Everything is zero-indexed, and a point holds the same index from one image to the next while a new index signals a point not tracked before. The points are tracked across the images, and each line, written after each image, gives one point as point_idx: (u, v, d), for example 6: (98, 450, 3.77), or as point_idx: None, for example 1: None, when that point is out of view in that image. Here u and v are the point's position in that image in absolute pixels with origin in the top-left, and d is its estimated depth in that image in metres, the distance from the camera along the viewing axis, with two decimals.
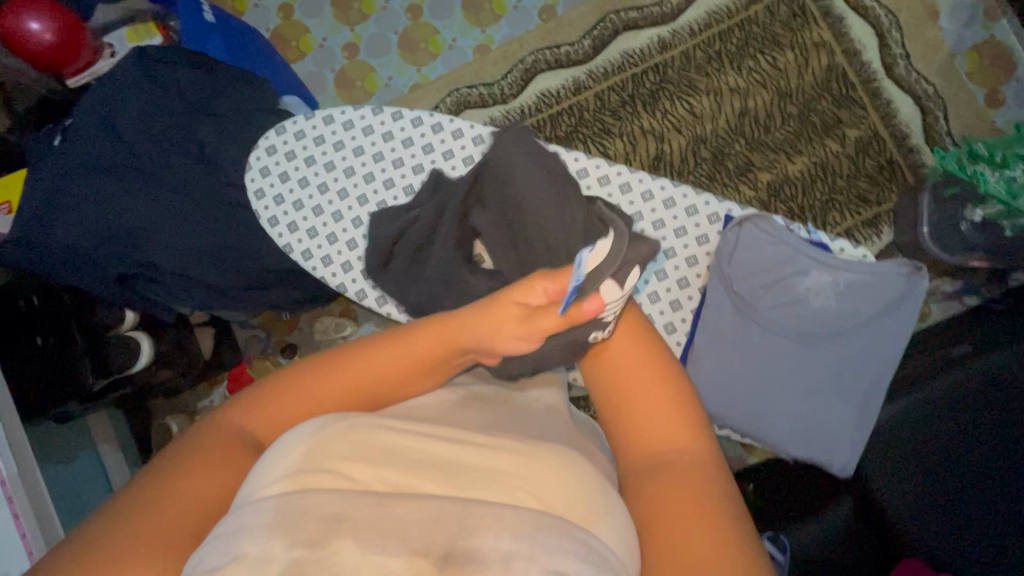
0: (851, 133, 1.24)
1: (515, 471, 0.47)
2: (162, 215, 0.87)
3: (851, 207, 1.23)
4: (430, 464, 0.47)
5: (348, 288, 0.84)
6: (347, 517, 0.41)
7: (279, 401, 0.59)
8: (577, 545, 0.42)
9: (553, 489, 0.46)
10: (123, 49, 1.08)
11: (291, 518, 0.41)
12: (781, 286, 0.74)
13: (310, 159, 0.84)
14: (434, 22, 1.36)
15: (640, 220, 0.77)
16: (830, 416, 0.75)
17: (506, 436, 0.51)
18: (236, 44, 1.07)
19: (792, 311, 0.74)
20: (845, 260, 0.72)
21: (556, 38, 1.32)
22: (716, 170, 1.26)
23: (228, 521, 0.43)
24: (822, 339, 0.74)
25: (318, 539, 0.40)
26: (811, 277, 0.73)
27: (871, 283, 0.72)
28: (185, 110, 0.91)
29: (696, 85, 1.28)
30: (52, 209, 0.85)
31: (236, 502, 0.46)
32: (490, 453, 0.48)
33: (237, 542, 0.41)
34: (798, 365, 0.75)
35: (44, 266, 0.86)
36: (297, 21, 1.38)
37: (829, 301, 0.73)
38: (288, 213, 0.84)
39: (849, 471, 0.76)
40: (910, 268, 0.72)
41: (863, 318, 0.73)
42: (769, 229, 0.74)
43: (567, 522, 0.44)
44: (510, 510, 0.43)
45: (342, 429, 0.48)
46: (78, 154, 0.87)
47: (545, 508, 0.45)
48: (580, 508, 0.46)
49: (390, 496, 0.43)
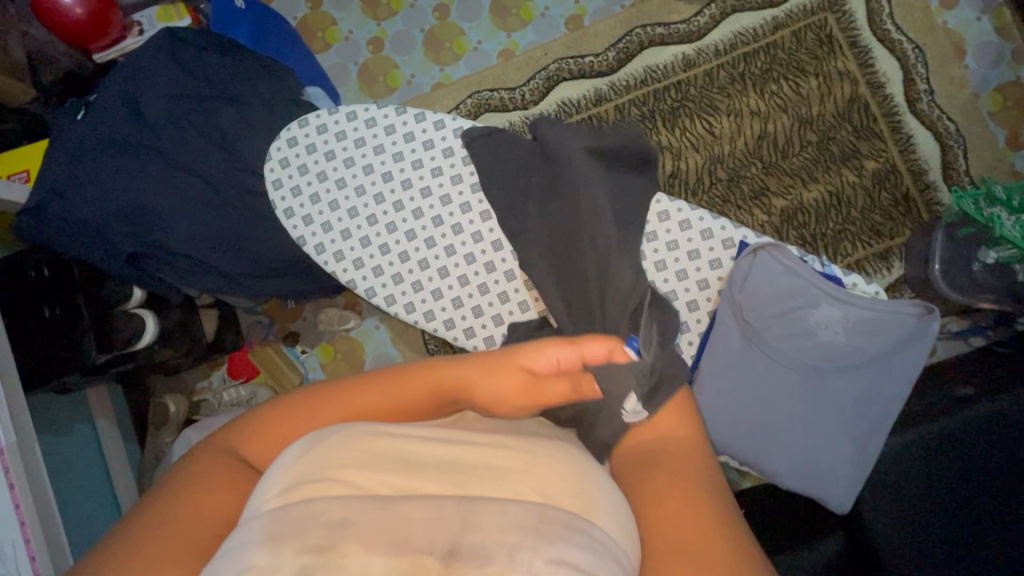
0: (868, 165, 1.23)
1: (514, 471, 0.51)
2: (181, 199, 0.88)
3: (864, 239, 1.22)
4: (437, 468, 0.51)
5: (358, 284, 0.84)
6: (353, 523, 0.45)
7: (271, 423, 0.62)
8: (585, 538, 0.45)
9: (551, 485, 0.50)
10: (151, 28, 1.08)
11: (301, 524, 0.45)
12: (791, 318, 0.74)
13: (331, 153, 0.84)
14: (460, 24, 1.36)
15: (654, 240, 0.77)
16: (832, 451, 0.75)
17: (514, 436, 0.56)
18: (264, 32, 1.08)
19: (800, 343, 0.74)
20: (857, 296, 0.72)
21: (581, 48, 1.33)
22: (731, 192, 1.25)
23: (242, 531, 0.46)
24: (828, 373, 0.74)
25: (326, 544, 0.43)
26: (821, 311, 0.73)
27: (882, 321, 0.72)
28: (209, 94, 0.91)
29: (718, 106, 1.28)
30: (72, 183, 0.86)
31: (243, 515, 0.49)
32: (490, 455, 0.53)
33: (246, 553, 0.44)
34: (802, 397, 0.75)
35: (60, 239, 0.87)
36: (325, 13, 1.39)
37: (838, 336, 0.73)
38: (305, 206, 0.84)
39: (845, 508, 0.75)
40: (922, 309, 0.71)
41: (871, 355, 0.73)
42: (784, 258, 0.74)
43: (569, 514, 0.47)
44: (512, 509, 0.47)
45: (342, 441, 0.52)
46: (101, 131, 0.87)
47: (547, 501, 0.49)
48: (569, 499, 0.49)
49: (395, 499, 0.48)
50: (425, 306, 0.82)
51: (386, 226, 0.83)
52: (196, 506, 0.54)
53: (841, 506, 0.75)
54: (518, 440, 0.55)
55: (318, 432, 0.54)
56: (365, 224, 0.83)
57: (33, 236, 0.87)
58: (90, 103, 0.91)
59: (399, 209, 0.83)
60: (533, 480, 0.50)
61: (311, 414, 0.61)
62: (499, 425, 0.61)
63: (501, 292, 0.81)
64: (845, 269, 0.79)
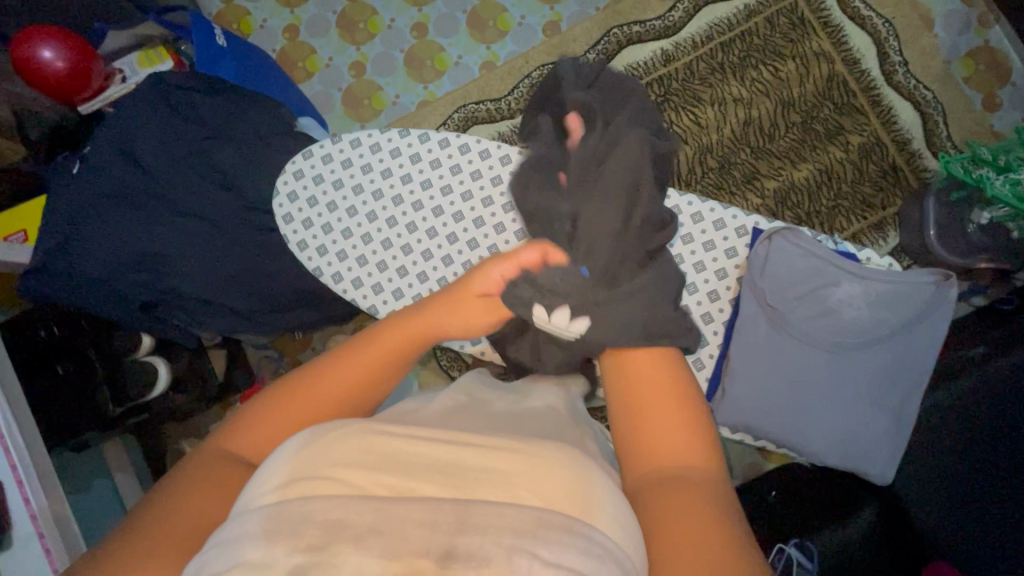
0: (854, 139, 1.26)
1: (515, 468, 0.45)
2: (183, 239, 0.88)
3: (857, 212, 1.24)
4: (424, 466, 0.45)
5: (378, 310, 0.83)
6: (349, 523, 0.39)
7: (271, 415, 0.55)
8: (584, 542, 0.40)
9: (555, 487, 0.44)
10: (134, 75, 1.08)
11: (293, 524, 0.39)
12: (813, 298, 0.75)
13: (338, 182, 0.84)
14: (439, 40, 1.37)
15: (670, 235, 0.79)
16: (869, 423, 0.76)
17: (512, 439, 0.49)
18: (248, 68, 1.07)
19: (824, 322, 0.75)
20: (876, 271, 0.74)
21: (561, 52, 1.34)
22: (724, 179, 1.27)
23: (226, 532, 0.41)
24: (854, 348, 0.75)
25: (319, 544, 0.38)
26: (843, 288, 0.74)
27: (901, 292, 0.74)
28: (202, 134, 0.91)
29: (701, 96, 1.30)
30: (75, 238, 0.86)
31: (235, 508, 0.43)
32: (490, 454, 0.47)
33: (240, 548, 0.39)
34: (832, 375, 0.76)
35: (63, 292, 0.86)
36: (303, 43, 1.39)
37: (861, 312, 0.74)
38: (317, 237, 0.84)
39: (887, 480, 0.77)
40: (940, 276, 0.74)
41: (895, 327, 0.74)
42: (798, 240, 0.75)
43: (569, 517, 0.41)
44: (509, 509, 0.41)
45: (338, 432, 0.47)
46: (97, 181, 0.87)
47: (546, 505, 0.42)
48: (586, 501, 0.43)
49: (391, 498, 0.42)
50: None
51: (401, 248, 0.83)
52: (199, 514, 0.48)
53: (883, 478, 0.77)
54: (520, 440, 0.49)
55: (311, 428, 0.48)
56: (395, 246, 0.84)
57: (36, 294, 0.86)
58: (83, 155, 0.90)
59: (412, 230, 0.83)
60: (539, 481, 0.44)
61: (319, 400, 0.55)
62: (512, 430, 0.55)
63: None
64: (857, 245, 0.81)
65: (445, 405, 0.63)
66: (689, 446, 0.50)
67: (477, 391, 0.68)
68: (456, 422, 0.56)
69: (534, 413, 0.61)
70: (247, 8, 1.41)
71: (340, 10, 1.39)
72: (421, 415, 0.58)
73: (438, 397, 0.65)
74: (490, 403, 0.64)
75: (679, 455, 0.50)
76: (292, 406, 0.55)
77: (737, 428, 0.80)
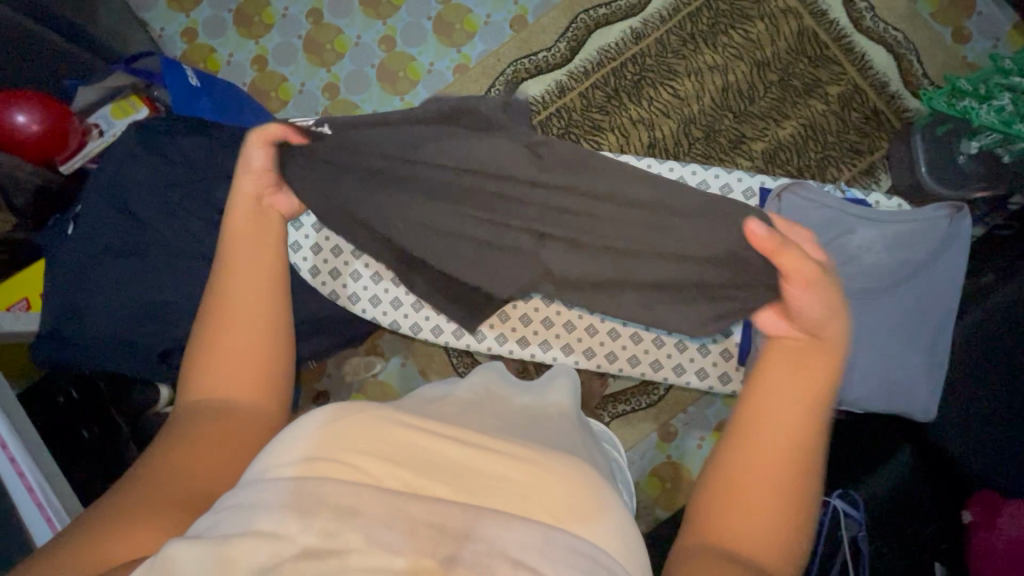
0: (833, 90, 1.27)
1: (532, 478, 0.45)
2: (189, 284, 0.87)
3: (847, 160, 1.25)
4: (437, 465, 0.45)
5: (401, 324, 0.89)
6: (361, 512, 0.40)
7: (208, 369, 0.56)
8: (588, 562, 0.40)
9: (561, 500, 0.44)
10: (111, 128, 1.08)
11: (305, 504, 0.40)
12: (833, 247, 0.78)
13: None
14: (409, 50, 1.37)
15: None
16: (906, 363, 0.77)
17: (534, 448, 0.48)
18: (225, 105, 1.07)
19: (847, 270, 0.77)
20: (887, 213, 0.77)
21: (531, 46, 1.34)
22: (711, 147, 1.27)
23: (242, 496, 0.42)
24: (880, 291, 0.77)
25: (331, 529, 0.39)
26: (859, 234, 0.77)
27: (915, 230, 0.77)
28: (192, 177, 0.91)
29: (676, 69, 1.30)
30: (84, 298, 0.86)
31: (247, 476, 0.45)
32: (503, 459, 0.46)
33: (250, 518, 0.40)
34: (864, 321, 0.77)
35: (79, 355, 0.86)
36: (273, 72, 1.38)
37: (881, 255, 0.77)
38: (329, 260, 0.89)
39: (931, 415, 0.78)
40: (951, 209, 0.77)
41: (915, 264, 0.77)
42: (808, 193, 0.79)
43: (584, 542, 0.41)
44: (521, 523, 0.41)
45: (356, 419, 0.47)
46: (98, 239, 0.87)
47: (557, 524, 0.43)
48: (591, 516, 0.44)
49: (404, 493, 0.42)
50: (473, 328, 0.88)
51: None
52: (183, 465, 0.51)
53: (927, 414, 0.77)
54: (530, 448, 0.48)
55: (339, 403, 0.48)
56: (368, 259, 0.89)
57: (58, 360, 0.86)
58: (76, 215, 0.91)
59: None
60: (550, 494, 0.44)
61: (225, 342, 0.56)
62: (522, 432, 0.55)
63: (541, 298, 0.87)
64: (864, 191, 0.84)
65: (462, 398, 0.63)
66: (769, 537, 0.48)
67: (491, 383, 0.69)
68: (465, 419, 0.56)
69: (547, 416, 0.62)
70: (211, 45, 1.40)
71: (305, 34, 1.39)
72: (448, 411, 0.57)
73: (452, 388, 0.66)
74: (504, 398, 0.65)
75: (754, 541, 0.48)
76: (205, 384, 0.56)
77: None
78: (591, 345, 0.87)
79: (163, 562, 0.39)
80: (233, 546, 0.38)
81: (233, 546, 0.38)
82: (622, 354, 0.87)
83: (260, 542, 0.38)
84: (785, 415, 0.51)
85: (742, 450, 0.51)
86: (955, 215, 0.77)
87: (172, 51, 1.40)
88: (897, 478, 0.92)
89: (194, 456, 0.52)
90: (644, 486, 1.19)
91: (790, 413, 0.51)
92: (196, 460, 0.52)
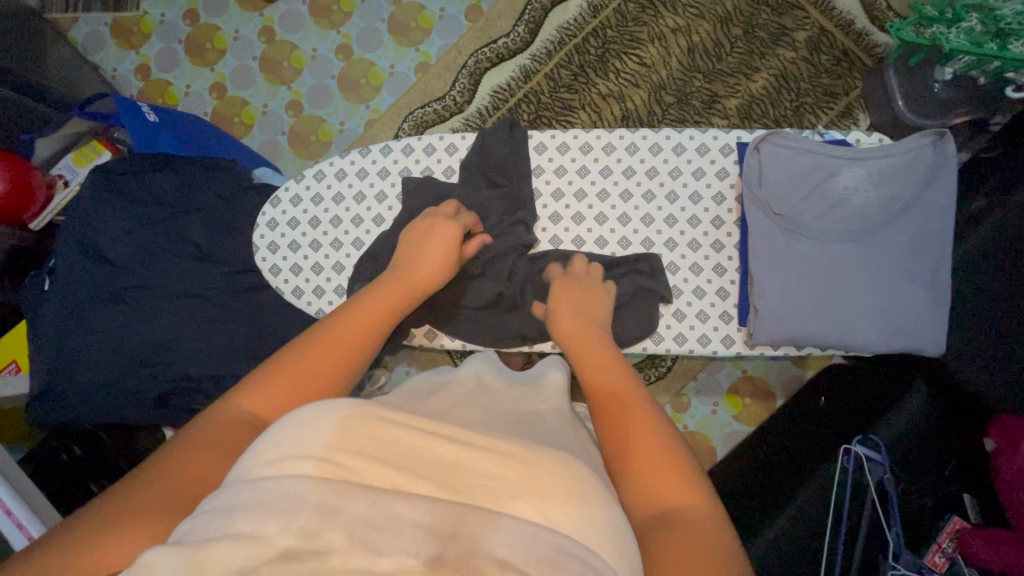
0: (799, 36, 1.25)
1: (520, 477, 0.47)
2: (175, 323, 0.85)
3: (822, 104, 1.24)
4: (433, 467, 0.47)
5: None
6: (342, 510, 0.42)
7: (278, 387, 0.54)
8: (573, 563, 0.42)
9: (545, 484, 0.47)
10: (75, 176, 1.06)
11: (287, 503, 0.42)
12: (820, 192, 0.77)
13: (315, 220, 0.88)
14: (367, 56, 1.34)
15: (657, 172, 0.85)
16: (909, 300, 0.75)
17: (520, 443, 0.50)
18: (188, 138, 1.05)
19: (837, 213, 0.76)
20: (869, 150, 0.76)
21: (490, 33, 1.32)
22: (684, 111, 1.25)
23: (224, 497, 0.44)
24: (873, 230, 0.76)
25: (312, 528, 0.41)
26: (844, 176, 0.77)
27: (900, 163, 0.76)
28: (164, 215, 0.89)
29: (639, 37, 1.28)
30: (71, 352, 0.85)
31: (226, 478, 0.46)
32: (493, 458, 0.48)
33: (233, 520, 0.41)
34: (859, 262, 0.75)
35: (73, 411, 0.84)
36: (233, 97, 1.36)
37: (869, 194, 0.76)
38: (310, 279, 0.87)
39: (940, 347, 0.76)
40: (934, 136, 0.76)
41: (906, 198, 0.75)
42: (786, 141, 0.78)
43: (570, 540, 0.44)
44: (509, 521, 0.44)
45: (340, 414, 0.48)
46: (78, 290, 0.86)
47: (545, 521, 0.45)
48: (581, 519, 0.46)
49: (389, 491, 0.44)
50: None
51: None
52: (189, 470, 0.49)
53: (937, 345, 0.76)
54: (519, 445, 0.50)
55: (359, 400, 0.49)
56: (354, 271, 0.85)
57: (54, 420, 0.85)
58: (51, 269, 0.90)
59: None
60: (540, 493, 0.46)
61: (310, 376, 0.55)
62: (513, 430, 0.56)
63: None
64: (844, 132, 0.83)
65: (457, 390, 0.65)
66: (676, 480, 0.52)
67: (483, 372, 0.71)
68: (456, 414, 0.57)
69: (538, 414, 0.62)
70: (167, 79, 1.37)
71: (260, 54, 1.36)
72: (454, 410, 0.58)
73: (446, 381, 0.67)
74: (494, 393, 0.66)
75: (667, 492, 0.52)
76: (271, 391, 0.54)
77: (780, 343, 0.79)
78: None
79: (140, 566, 0.40)
80: (211, 546, 0.40)
81: (209, 548, 0.40)
82: None
83: (238, 545, 0.40)
84: (603, 375, 0.63)
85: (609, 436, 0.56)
86: (938, 143, 0.76)
87: (128, 90, 1.37)
88: (911, 417, 0.94)
89: (204, 461, 0.50)
90: None
91: (605, 373, 0.63)
92: (204, 466, 0.50)
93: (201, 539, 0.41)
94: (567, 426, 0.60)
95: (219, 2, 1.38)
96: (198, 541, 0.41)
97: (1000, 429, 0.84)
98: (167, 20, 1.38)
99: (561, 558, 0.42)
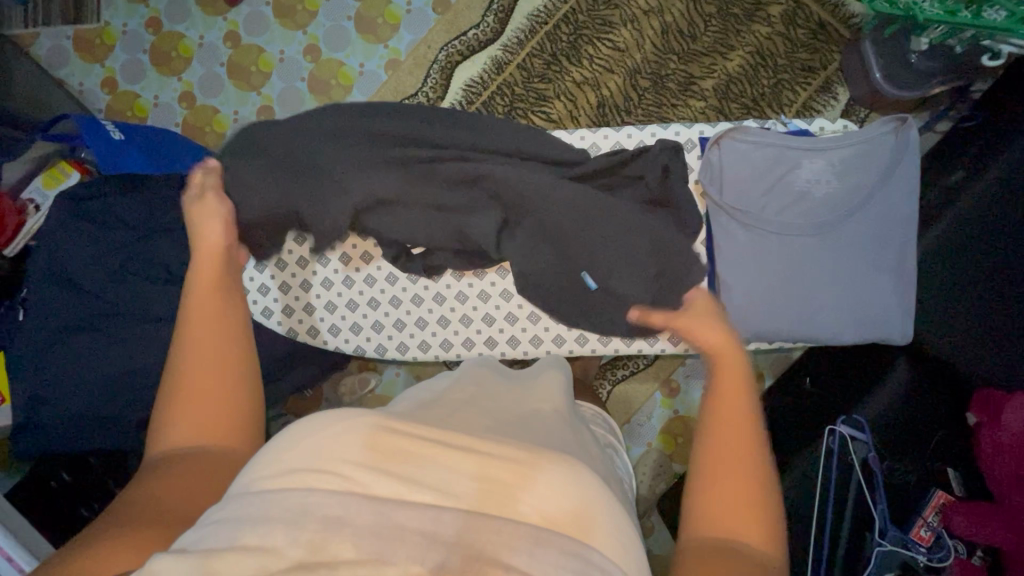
0: (774, 11, 1.22)
1: (524, 481, 0.47)
2: (159, 346, 0.86)
3: (800, 81, 1.21)
4: (437, 471, 0.47)
5: (365, 347, 0.89)
6: (348, 521, 0.42)
7: (180, 402, 0.54)
8: (579, 563, 0.42)
9: (551, 491, 0.47)
10: (45, 199, 1.05)
11: (293, 516, 0.42)
12: (781, 186, 0.77)
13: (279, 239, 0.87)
14: (336, 55, 1.32)
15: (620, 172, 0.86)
16: (878, 291, 0.76)
17: (524, 448, 0.50)
18: (156, 155, 1.03)
19: (801, 206, 0.76)
20: (829, 142, 0.77)
21: (459, 26, 1.29)
22: (661, 95, 1.23)
23: (232, 509, 0.44)
24: (839, 222, 0.76)
25: (320, 540, 0.41)
26: (806, 168, 0.77)
27: (864, 151, 0.77)
28: (137, 238, 0.89)
29: (611, 20, 1.25)
30: (52, 381, 0.85)
31: (231, 492, 0.46)
32: (495, 463, 0.48)
33: (240, 532, 0.41)
34: (825, 254, 0.76)
35: (60, 441, 0.85)
36: (202, 106, 1.33)
37: (831, 185, 0.76)
38: (279, 298, 0.89)
39: (908, 335, 0.77)
40: (895, 122, 0.77)
41: (869, 186, 0.76)
42: (748, 137, 0.78)
43: (570, 537, 0.44)
44: (508, 523, 0.44)
45: (347, 428, 0.48)
46: (54, 318, 0.86)
47: (545, 520, 0.45)
48: (590, 522, 0.46)
49: (390, 501, 0.44)
50: (439, 338, 0.88)
51: (342, 281, 0.88)
52: (164, 498, 0.50)
53: (905, 335, 0.77)
54: (520, 449, 0.50)
55: (374, 415, 0.49)
56: (298, 271, 0.88)
57: (40, 449, 0.85)
58: (26, 300, 0.90)
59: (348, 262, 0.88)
60: (546, 498, 0.46)
61: (197, 371, 0.55)
62: (510, 432, 0.56)
63: (503, 291, 0.87)
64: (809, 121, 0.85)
65: (454, 395, 0.65)
66: (750, 520, 0.50)
67: (481, 377, 0.71)
68: (455, 418, 0.57)
69: (535, 414, 0.61)
70: (134, 92, 1.35)
71: (227, 59, 1.34)
72: (453, 415, 0.58)
73: (445, 386, 0.68)
74: (492, 396, 0.65)
75: (735, 531, 0.50)
76: (179, 410, 0.54)
77: (749, 340, 0.79)
78: (558, 332, 0.87)
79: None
80: (222, 559, 0.40)
81: (218, 559, 0.40)
82: (591, 335, 0.86)
83: (248, 557, 0.40)
84: (731, 391, 0.57)
85: (703, 449, 0.54)
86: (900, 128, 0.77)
87: (95, 105, 1.35)
88: (897, 392, 0.93)
89: (172, 487, 0.51)
90: (656, 445, 1.19)
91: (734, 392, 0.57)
92: (172, 492, 0.51)
93: (210, 549, 0.41)
94: (567, 427, 0.60)
95: (181, 10, 1.35)
96: (207, 553, 0.41)
97: (980, 404, 0.84)
98: (130, 30, 1.35)
99: (567, 553, 0.42)
